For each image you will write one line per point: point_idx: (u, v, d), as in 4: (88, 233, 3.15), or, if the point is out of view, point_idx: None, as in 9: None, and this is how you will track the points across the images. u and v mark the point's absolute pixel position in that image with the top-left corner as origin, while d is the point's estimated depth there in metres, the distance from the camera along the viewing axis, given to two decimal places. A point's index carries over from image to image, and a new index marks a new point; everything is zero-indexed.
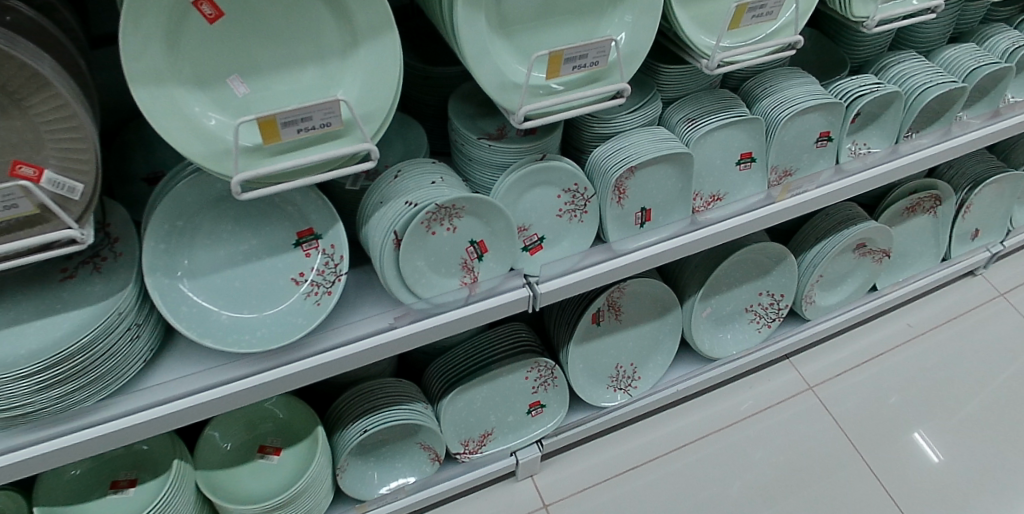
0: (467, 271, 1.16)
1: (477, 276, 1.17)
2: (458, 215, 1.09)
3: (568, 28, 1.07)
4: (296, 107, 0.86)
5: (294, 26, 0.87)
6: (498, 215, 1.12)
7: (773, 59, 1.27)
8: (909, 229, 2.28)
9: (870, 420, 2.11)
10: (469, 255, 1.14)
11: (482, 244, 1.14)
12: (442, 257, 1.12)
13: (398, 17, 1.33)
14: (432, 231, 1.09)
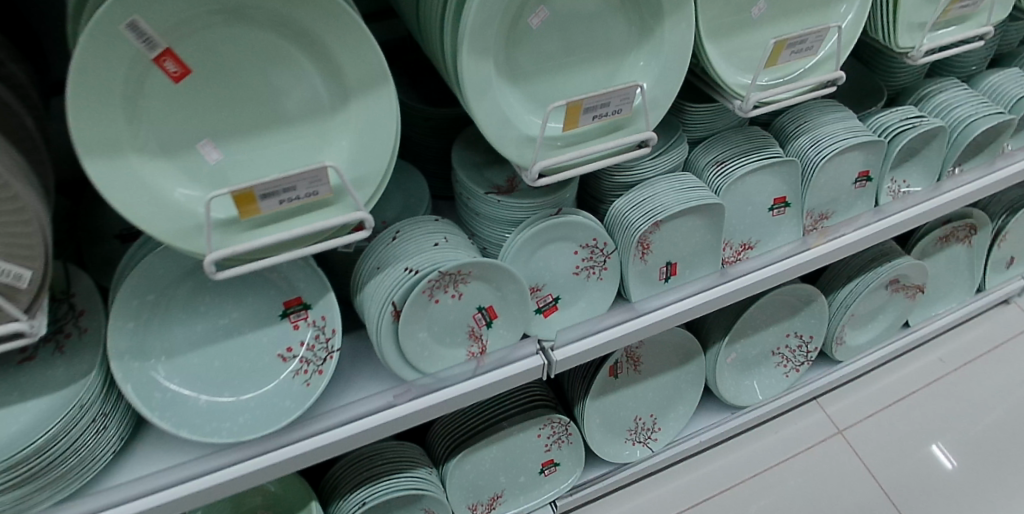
0: (474, 340, 1.04)
1: (485, 345, 1.05)
2: (463, 281, 0.97)
3: (587, 70, 0.95)
4: (277, 176, 0.74)
5: (276, 82, 0.76)
6: (509, 279, 1.00)
7: (813, 97, 1.15)
8: (941, 260, 2.13)
9: (905, 467, 1.95)
10: (476, 323, 1.02)
11: (491, 310, 1.02)
12: (446, 327, 1.00)
13: (398, 51, 1.21)
14: (434, 299, 0.97)
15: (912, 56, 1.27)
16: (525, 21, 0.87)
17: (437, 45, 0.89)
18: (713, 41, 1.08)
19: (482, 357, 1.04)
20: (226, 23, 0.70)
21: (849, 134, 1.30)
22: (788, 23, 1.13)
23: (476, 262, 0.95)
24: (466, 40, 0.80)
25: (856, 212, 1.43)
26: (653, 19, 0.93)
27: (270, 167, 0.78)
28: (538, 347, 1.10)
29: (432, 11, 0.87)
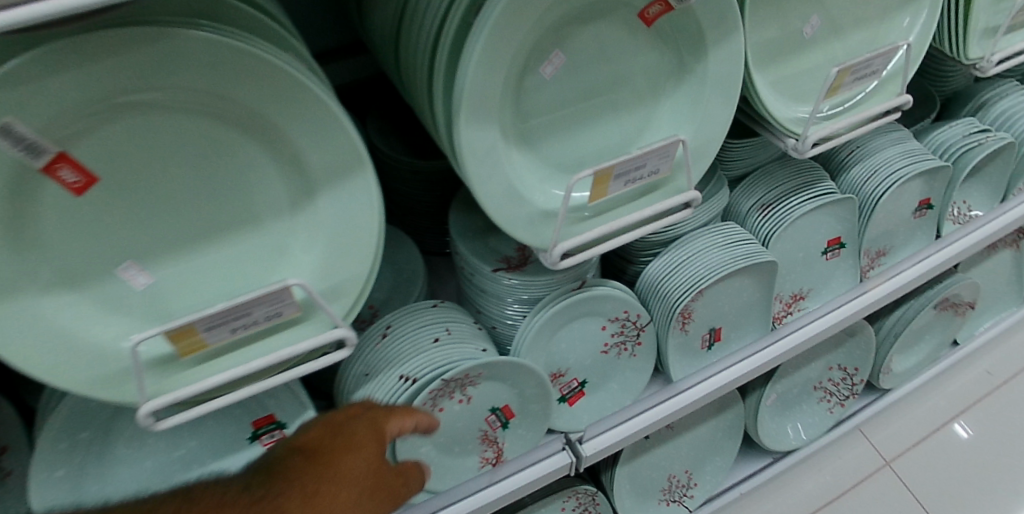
0: (487, 446, 0.87)
1: (501, 449, 0.88)
2: (475, 382, 0.80)
3: (611, 121, 0.77)
4: (224, 304, 0.57)
5: (219, 180, 0.58)
6: (529, 375, 0.82)
7: (876, 127, 0.96)
8: (991, 269, 1.87)
9: (963, 502, 1.72)
10: (489, 425, 0.85)
11: (507, 409, 0.85)
12: (453, 436, 0.84)
13: (377, 88, 1.02)
14: (439, 408, 0.80)
15: (983, 66, 1.08)
16: (535, 71, 0.68)
17: (425, 106, 0.71)
18: (760, 69, 0.89)
19: (497, 463, 0.88)
20: (142, 114, 0.52)
21: (910, 162, 1.13)
22: (844, 40, 0.94)
23: (489, 362, 0.78)
24: (464, 108, 0.61)
25: (915, 246, 1.25)
26: (693, 56, 0.74)
27: (219, 285, 0.61)
28: (564, 440, 0.94)
29: (417, 61, 0.69)
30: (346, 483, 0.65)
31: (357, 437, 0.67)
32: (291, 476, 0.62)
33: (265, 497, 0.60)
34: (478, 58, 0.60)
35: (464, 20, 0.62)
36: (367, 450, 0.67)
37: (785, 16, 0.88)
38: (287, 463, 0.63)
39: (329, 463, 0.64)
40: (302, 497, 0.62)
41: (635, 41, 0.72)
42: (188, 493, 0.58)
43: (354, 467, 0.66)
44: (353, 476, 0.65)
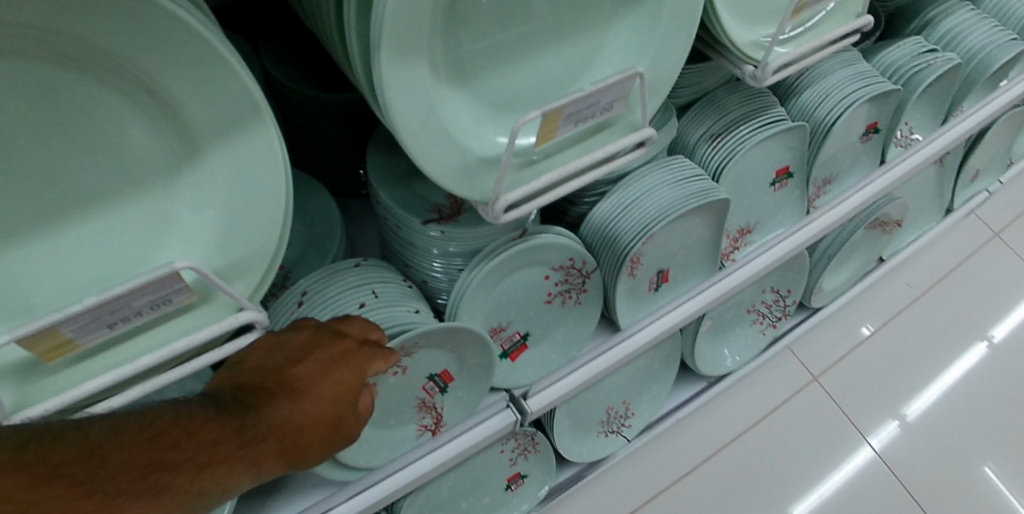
0: (426, 413, 0.81)
1: (441, 414, 0.82)
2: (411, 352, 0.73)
3: (555, 50, 0.66)
4: (93, 299, 0.45)
5: (76, 139, 0.46)
6: (472, 338, 0.75)
7: (837, 51, 0.88)
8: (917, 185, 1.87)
9: (880, 409, 1.80)
10: (427, 392, 0.79)
11: (445, 375, 0.79)
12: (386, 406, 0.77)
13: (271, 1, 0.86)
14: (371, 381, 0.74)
15: None
16: None
17: (333, 34, 0.58)
18: None
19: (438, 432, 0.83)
20: None
21: (862, 85, 1.07)
22: None
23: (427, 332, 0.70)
24: (385, 41, 0.50)
25: (859, 173, 1.22)
26: None
27: (88, 270, 0.50)
28: (508, 397, 0.89)
29: None
30: (334, 430, 0.56)
31: (355, 384, 0.57)
32: (284, 416, 0.52)
33: (253, 439, 0.50)
34: None
35: None
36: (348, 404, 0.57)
37: None
38: (277, 396, 0.53)
39: (322, 403, 0.55)
40: (289, 443, 0.52)
41: None
42: (182, 426, 0.47)
43: (347, 412, 0.57)
44: (345, 422, 0.57)
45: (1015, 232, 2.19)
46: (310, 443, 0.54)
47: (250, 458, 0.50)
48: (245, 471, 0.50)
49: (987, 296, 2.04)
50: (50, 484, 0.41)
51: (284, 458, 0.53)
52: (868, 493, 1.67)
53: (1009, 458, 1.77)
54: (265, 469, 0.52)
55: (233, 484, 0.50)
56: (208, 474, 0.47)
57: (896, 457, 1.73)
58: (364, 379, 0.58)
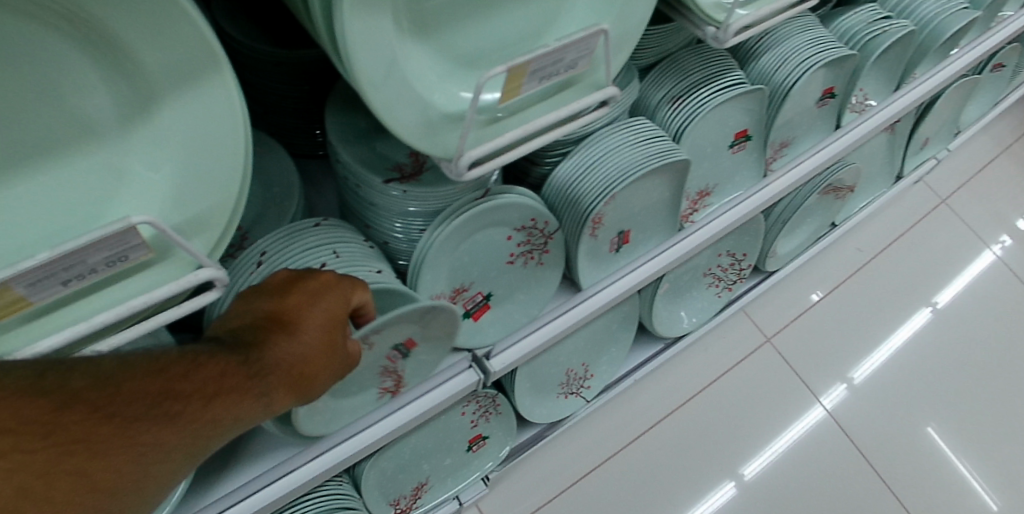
0: (389, 379, 0.80)
1: (403, 376, 0.81)
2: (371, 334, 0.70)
3: (521, 6, 0.65)
4: (47, 255, 0.44)
5: (21, 87, 0.44)
6: (437, 311, 0.73)
7: (797, 15, 0.89)
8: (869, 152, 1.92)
9: (829, 369, 1.87)
10: (390, 359, 0.77)
11: (410, 342, 0.76)
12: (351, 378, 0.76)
13: None
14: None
15: None
16: None
17: None
18: None
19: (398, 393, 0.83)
20: None
21: (820, 50, 1.09)
22: None
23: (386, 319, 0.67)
24: None
25: (815, 137, 1.24)
26: None
27: (37, 226, 0.48)
28: (470, 358, 0.90)
29: None
30: (331, 359, 0.57)
31: (342, 312, 0.58)
32: (285, 348, 0.53)
33: (260, 371, 0.51)
34: None
35: None
36: (340, 327, 0.58)
37: None
38: (272, 330, 0.53)
39: (316, 329, 0.55)
40: (295, 374, 0.54)
41: None
42: (188, 360, 0.49)
43: (340, 339, 0.58)
44: (340, 346, 0.58)
45: (960, 200, 2.27)
46: (315, 371, 0.55)
47: (260, 389, 0.51)
48: (256, 401, 0.51)
49: (932, 260, 2.12)
50: (70, 407, 0.43)
51: (292, 388, 0.54)
52: (817, 449, 1.74)
53: (950, 415, 1.86)
54: (276, 400, 0.53)
55: (246, 416, 0.51)
56: (221, 402, 0.49)
57: (844, 416, 1.80)
58: (348, 307, 0.59)
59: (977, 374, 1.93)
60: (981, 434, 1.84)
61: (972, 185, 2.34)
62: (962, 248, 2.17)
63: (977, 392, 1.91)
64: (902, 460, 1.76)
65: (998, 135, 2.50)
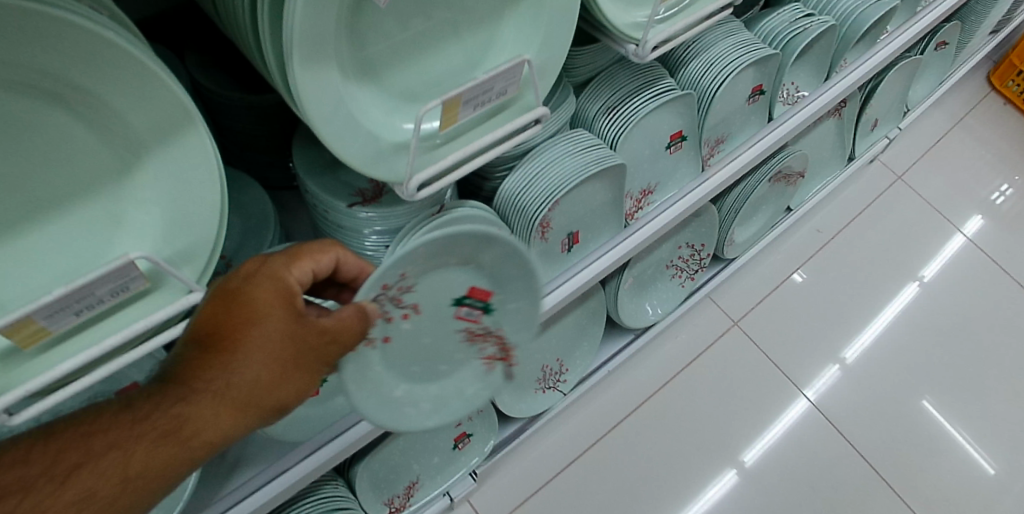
0: (488, 350, 0.84)
1: (495, 332, 0.83)
2: (408, 289, 0.74)
3: (454, 45, 0.75)
4: (61, 290, 0.52)
5: (33, 151, 0.53)
6: (485, 245, 0.74)
7: (711, 26, 1.00)
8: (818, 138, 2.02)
9: (812, 355, 1.96)
10: (472, 321, 0.81)
11: (477, 293, 0.79)
12: (438, 356, 0.82)
13: (177, 18, 0.89)
14: (383, 337, 0.77)
15: None
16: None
17: (252, 46, 0.66)
18: None
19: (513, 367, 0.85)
20: None
21: (743, 53, 1.19)
22: None
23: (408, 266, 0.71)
24: (296, 52, 0.58)
25: (750, 131, 1.35)
26: None
27: (50, 268, 0.57)
28: None
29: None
30: (276, 346, 0.60)
31: (274, 294, 0.61)
32: (199, 375, 0.58)
33: (163, 410, 0.57)
34: None
35: None
36: (271, 317, 0.60)
37: None
38: (191, 358, 0.59)
39: (234, 337, 0.59)
40: (230, 385, 0.59)
41: None
42: (70, 420, 0.56)
43: (277, 323, 0.60)
44: (277, 336, 0.60)
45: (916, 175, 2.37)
46: (256, 369, 0.59)
47: (185, 415, 0.57)
48: (160, 440, 0.57)
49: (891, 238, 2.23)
50: None
51: (225, 404, 0.59)
52: (803, 436, 1.83)
53: (926, 389, 1.94)
54: (224, 413, 0.59)
55: (198, 436, 0.58)
56: (132, 446, 0.56)
57: (829, 403, 1.89)
58: (282, 287, 0.62)
59: (952, 348, 2.03)
60: (956, 405, 1.93)
61: (928, 159, 2.43)
62: (923, 223, 2.27)
63: (943, 358, 2.00)
64: (884, 437, 1.85)
65: (950, 109, 2.58)
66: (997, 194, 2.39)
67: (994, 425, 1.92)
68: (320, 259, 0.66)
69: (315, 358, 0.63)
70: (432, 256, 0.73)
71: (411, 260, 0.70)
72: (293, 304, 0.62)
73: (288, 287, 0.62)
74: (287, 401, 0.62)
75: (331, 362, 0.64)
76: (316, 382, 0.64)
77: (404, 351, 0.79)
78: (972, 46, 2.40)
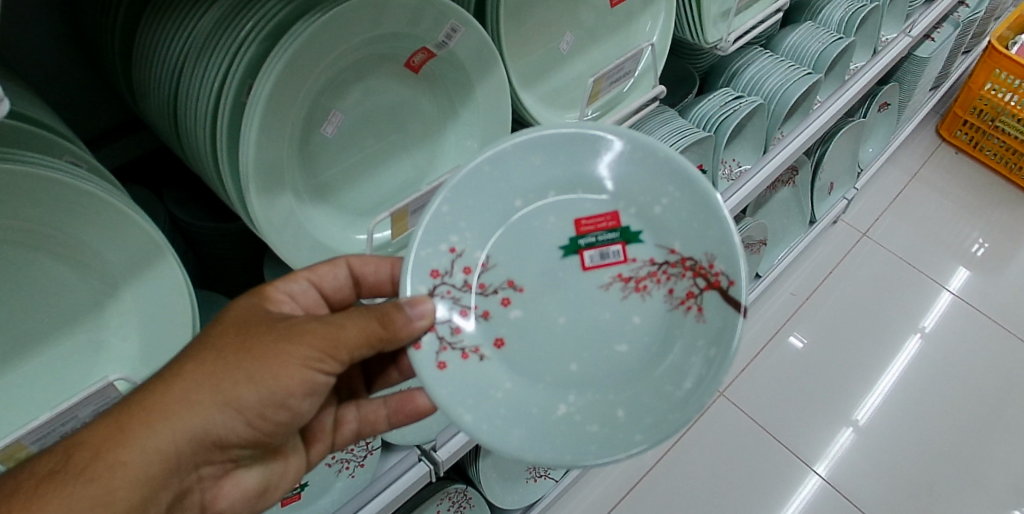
0: (668, 283, 0.77)
1: (654, 258, 0.77)
2: (481, 265, 0.76)
3: (402, 162, 0.84)
4: (48, 414, 0.59)
5: (22, 294, 0.60)
6: (530, 155, 0.75)
7: (641, 118, 1.09)
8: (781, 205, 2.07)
9: (815, 423, 1.93)
10: (617, 264, 0.77)
11: (593, 218, 0.77)
12: (603, 330, 0.77)
13: (155, 161, 0.99)
14: (495, 340, 0.76)
15: (722, 47, 1.27)
16: (318, 129, 0.74)
17: (215, 180, 0.74)
18: (528, 88, 0.99)
19: (715, 279, 0.75)
20: None
21: (678, 137, 1.29)
22: (594, 54, 1.07)
23: (452, 239, 0.74)
24: (253, 184, 0.67)
25: None
26: (461, 95, 0.83)
27: (43, 395, 0.63)
28: (420, 452, 1.04)
29: (198, 140, 0.72)
30: (219, 348, 0.62)
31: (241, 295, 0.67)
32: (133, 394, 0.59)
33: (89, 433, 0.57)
34: (259, 132, 0.65)
35: (238, 97, 0.67)
36: (221, 325, 0.63)
37: (542, 37, 0.99)
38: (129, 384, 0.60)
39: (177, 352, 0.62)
40: (145, 390, 0.59)
41: (409, 87, 0.80)
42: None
43: (227, 316, 0.64)
44: (221, 340, 0.62)
45: (881, 229, 2.38)
46: (183, 362, 0.61)
47: (80, 442, 0.56)
48: (79, 464, 0.55)
49: (876, 289, 2.23)
50: None
51: (151, 414, 0.58)
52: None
53: (935, 444, 1.91)
54: (136, 422, 0.58)
55: (118, 451, 0.57)
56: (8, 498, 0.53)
57: (840, 475, 1.84)
58: (247, 296, 0.67)
59: (954, 402, 1.99)
60: (972, 454, 1.89)
61: (893, 212, 2.45)
62: (897, 280, 2.25)
63: (946, 407, 1.98)
64: (897, 501, 1.80)
65: (904, 165, 2.61)
66: (976, 246, 2.37)
67: (1013, 474, 1.86)
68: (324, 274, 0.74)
69: (276, 337, 0.63)
70: (487, 216, 0.75)
71: (454, 228, 0.74)
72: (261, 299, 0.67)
73: (250, 300, 0.67)
74: (236, 391, 0.61)
75: (309, 341, 0.63)
76: (278, 365, 0.62)
77: (535, 351, 0.76)
78: (917, 102, 2.49)
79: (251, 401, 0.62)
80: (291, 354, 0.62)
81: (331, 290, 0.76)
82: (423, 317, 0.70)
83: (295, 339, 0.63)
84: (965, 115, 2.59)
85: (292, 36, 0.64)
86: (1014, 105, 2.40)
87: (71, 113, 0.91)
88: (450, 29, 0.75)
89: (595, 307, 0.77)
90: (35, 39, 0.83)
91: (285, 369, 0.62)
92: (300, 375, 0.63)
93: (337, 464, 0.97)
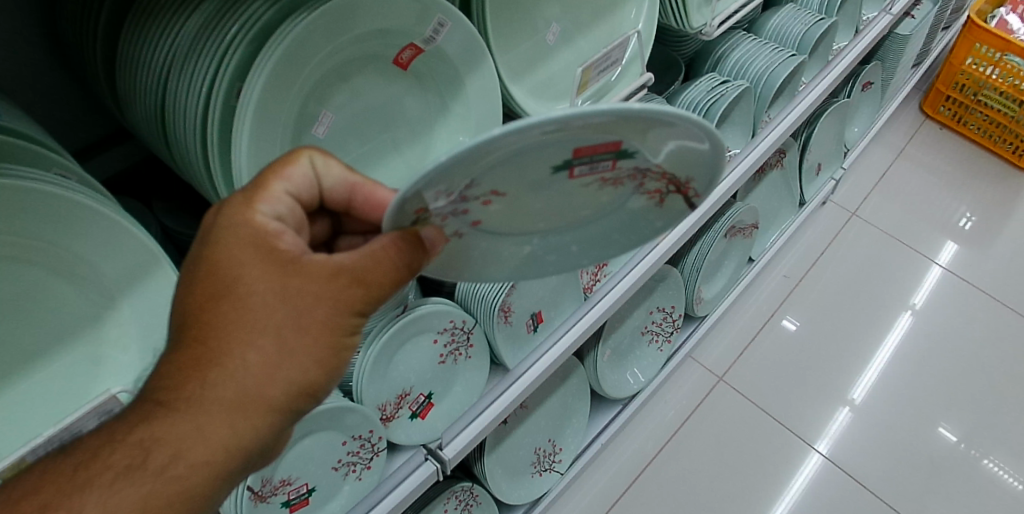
0: (644, 182, 0.66)
1: (645, 168, 0.63)
2: (468, 188, 0.57)
3: (394, 160, 0.84)
4: (53, 429, 0.58)
5: (23, 310, 0.59)
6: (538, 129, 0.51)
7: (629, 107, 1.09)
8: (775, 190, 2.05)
9: (814, 403, 1.94)
10: (603, 172, 0.62)
11: (601, 145, 0.57)
12: (573, 207, 0.68)
13: (142, 173, 0.98)
14: (473, 222, 0.64)
15: (706, 33, 1.27)
16: (309, 131, 0.73)
17: (207, 185, 0.74)
18: (516, 80, 0.98)
19: (685, 189, 0.69)
20: None
21: None
22: (579, 44, 1.07)
23: (440, 187, 0.54)
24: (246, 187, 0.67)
25: None
26: (451, 90, 0.83)
27: (41, 411, 0.62)
28: (426, 451, 1.05)
29: (187, 145, 0.71)
30: (275, 329, 0.55)
31: (254, 252, 0.56)
32: (197, 390, 0.53)
33: (159, 437, 0.52)
34: (250, 135, 0.65)
35: (227, 101, 0.66)
36: (263, 299, 0.55)
37: (529, 27, 0.98)
38: (181, 375, 0.54)
39: (226, 337, 0.55)
40: (211, 385, 0.54)
41: (397, 85, 0.80)
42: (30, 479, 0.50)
43: (260, 287, 0.55)
44: (272, 320, 0.55)
45: (870, 207, 2.40)
46: (242, 353, 0.55)
47: (157, 439, 0.52)
48: (159, 468, 0.52)
49: (868, 267, 2.24)
50: None
51: (224, 409, 0.54)
52: (819, 493, 1.78)
53: (931, 418, 1.92)
54: (209, 418, 0.53)
55: (197, 453, 0.53)
56: (84, 496, 0.50)
57: (842, 453, 1.85)
58: (267, 252, 0.56)
59: (948, 376, 2.00)
60: (971, 427, 1.91)
61: (881, 190, 2.46)
62: (888, 257, 2.27)
63: (944, 381, 1.99)
64: (897, 475, 1.82)
65: (890, 143, 2.62)
66: (963, 220, 2.39)
67: (1013, 444, 1.88)
68: (292, 175, 0.60)
69: (324, 311, 0.56)
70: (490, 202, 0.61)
71: (442, 182, 0.53)
72: (275, 249, 0.56)
73: (274, 258, 0.56)
74: (302, 375, 0.57)
75: (357, 309, 0.58)
76: (337, 341, 0.58)
77: None
78: (899, 80, 2.50)
79: (316, 379, 0.58)
80: (345, 327, 0.58)
81: (307, 198, 0.62)
82: (438, 245, 0.61)
83: (349, 311, 0.57)
84: (947, 91, 2.60)
85: (279, 37, 0.63)
86: (996, 79, 2.42)
87: (54, 128, 0.90)
88: (438, 24, 0.74)
89: (573, 198, 0.65)
90: (13, 50, 0.82)
91: (344, 344, 0.58)
92: (352, 342, 0.59)
93: (344, 468, 0.96)
